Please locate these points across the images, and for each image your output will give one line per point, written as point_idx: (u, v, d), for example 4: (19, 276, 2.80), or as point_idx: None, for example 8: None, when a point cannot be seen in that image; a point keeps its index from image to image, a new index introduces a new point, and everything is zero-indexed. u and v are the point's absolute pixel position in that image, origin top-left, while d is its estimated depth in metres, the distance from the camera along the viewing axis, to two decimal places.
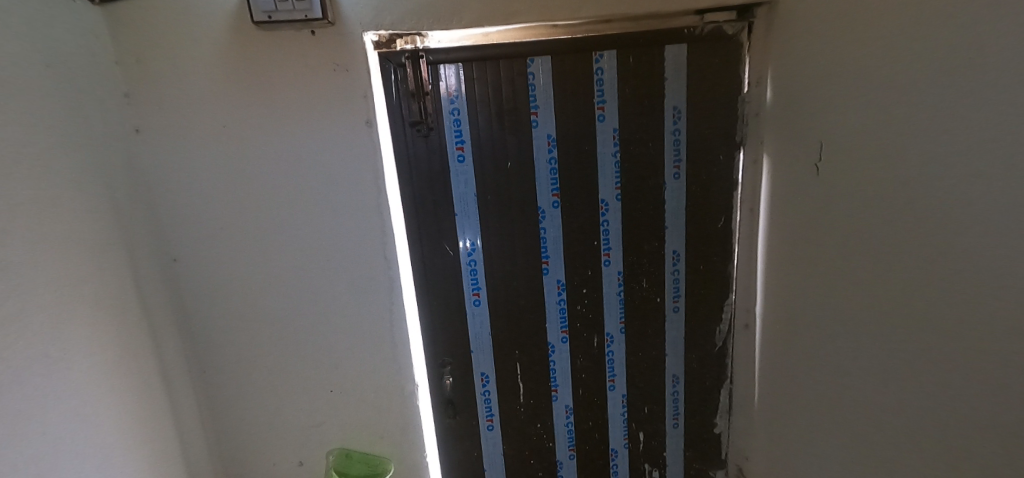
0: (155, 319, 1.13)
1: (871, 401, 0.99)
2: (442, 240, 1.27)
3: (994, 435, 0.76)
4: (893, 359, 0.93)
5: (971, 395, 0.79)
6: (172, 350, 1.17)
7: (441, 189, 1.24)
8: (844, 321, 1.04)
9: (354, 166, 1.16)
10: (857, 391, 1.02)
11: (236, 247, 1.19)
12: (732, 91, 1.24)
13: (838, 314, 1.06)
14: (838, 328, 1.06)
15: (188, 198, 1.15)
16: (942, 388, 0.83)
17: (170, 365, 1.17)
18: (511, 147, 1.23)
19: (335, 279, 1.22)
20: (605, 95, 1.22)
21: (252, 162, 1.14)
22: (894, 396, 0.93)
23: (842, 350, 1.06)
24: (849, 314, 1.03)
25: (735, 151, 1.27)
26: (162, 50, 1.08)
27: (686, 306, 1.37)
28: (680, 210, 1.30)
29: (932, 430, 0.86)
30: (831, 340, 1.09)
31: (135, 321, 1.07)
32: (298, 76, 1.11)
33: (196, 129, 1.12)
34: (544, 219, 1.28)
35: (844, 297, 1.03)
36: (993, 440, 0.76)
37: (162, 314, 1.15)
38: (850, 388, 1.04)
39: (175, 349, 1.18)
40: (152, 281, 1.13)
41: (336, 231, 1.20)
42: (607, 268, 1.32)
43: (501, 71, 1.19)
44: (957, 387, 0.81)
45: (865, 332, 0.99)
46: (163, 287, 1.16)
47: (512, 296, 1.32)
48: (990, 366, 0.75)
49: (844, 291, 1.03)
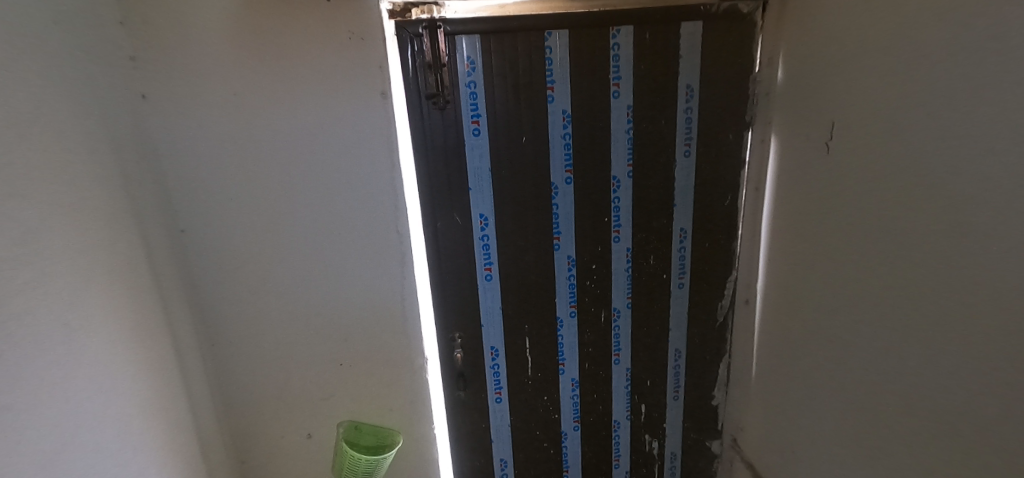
0: (166, 292, 1.11)
1: (867, 371, 1.04)
2: (455, 214, 1.27)
3: (982, 402, 0.81)
4: (891, 332, 0.97)
5: (965, 365, 0.84)
6: (183, 323, 1.16)
7: (456, 163, 1.23)
8: (843, 296, 1.08)
9: (368, 138, 1.15)
10: (853, 362, 1.07)
11: (247, 219, 1.17)
12: (744, 70, 1.25)
13: (838, 290, 1.10)
14: (837, 303, 1.10)
15: (198, 168, 1.12)
16: (939, 358, 0.88)
17: (182, 338, 1.15)
18: (526, 121, 1.23)
19: (348, 253, 1.22)
20: (620, 72, 1.22)
21: (265, 132, 1.12)
22: (889, 368, 0.98)
23: (840, 323, 1.10)
24: (848, 289, 1.07)
25: (744, 130, 1.29)
26: (169, 13, 1.03)
27: (690, 282, 1.41)
28: (689, 188, 1.32)
29: (926, 397, 0.91)
30: (830, 315, 1.13)
31: (147, 293, 1.05)
32: (313, 45, 1.08)
33: (206, 96, 1.08)
34: (557, 195, 1.29)
35: (845, 273, 1.07)
36: (981, 408, 0.81)
37: (173, 286, 1.13)
38: (847, 359, 1.09)
39: (186, 323, 1.16)
40: (162, 254, 1.11)
41: (350, 204, 1.19)
42: (616, 244, 1.34)
43: (518, 44, 1.18)
44: (954, 357, 0.85)
45: (864, 308, 1.03)
46: (174, 260, 1.14)
47: (522, 271, 1.34)
48: (980, 339, 0.80)
49: (844, 267, 1.07)
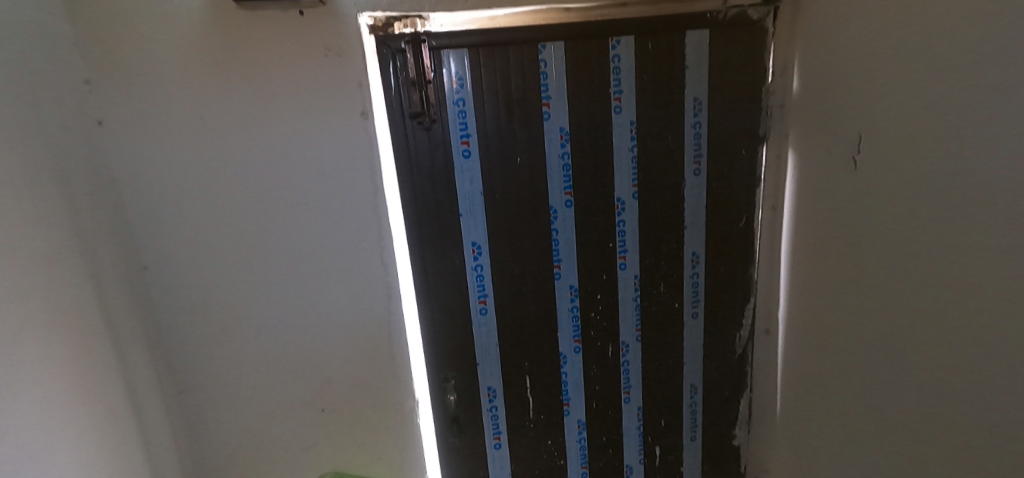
0: (121, 338, 1.00)
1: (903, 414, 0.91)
2: (445, 243, 1.16)
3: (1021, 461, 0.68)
4: (931, 371, 0.84)
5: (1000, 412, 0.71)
6: (142, 371, 1.05)
7: (445, 187, 1.13)
8: (875, 327, 0.96)
9: (348, 163, 1.05)
10: (888, 403, 0.94)
11: (217, 253, 1.06)
12: (756, 81, 1.15)
13: (868, 320, 0.98)
14: (867, 336, 0.98)
15: (161, 197, 1.02)
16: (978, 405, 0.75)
17: (140, 388, 1.04)
18: (521, 140, 1.13)
19: (328, 288, 1.11)
20: (621, 85, 1.12)
21: (233, 158, 1.02)
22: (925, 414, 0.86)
23: (871, 358, 0.98)
24: (879, 319, 0.94)
25: (758, 145, 1.19)
26: (128, 32, 0.95)
27: (705, 311, 1.29)
28: (700, 208, 1.22)
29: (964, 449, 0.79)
30: (860, 349, 1.01)
31: (98, 339, 0.94)
32: (285, 63, 0.99)
33: (170, 120, 0.99)
34: (556, 220, 1.18)
35: (874, 301, 0.96)
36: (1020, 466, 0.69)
37: (130, 330, 1.02)
38: (880, 399, 0.96)
39: (145, 371, 1.05)
40: (118, 294, 1.00)
41: (330, 234, 1.08)
42: (622, 271, 1.23)
43: (510, 57, 1.09)
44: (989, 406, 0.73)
45: (897, 342, 0.91)
46: (132, 302, 1.03)
47: (521, 303, 1.22)
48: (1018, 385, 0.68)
49: (873, 296, 0.95)
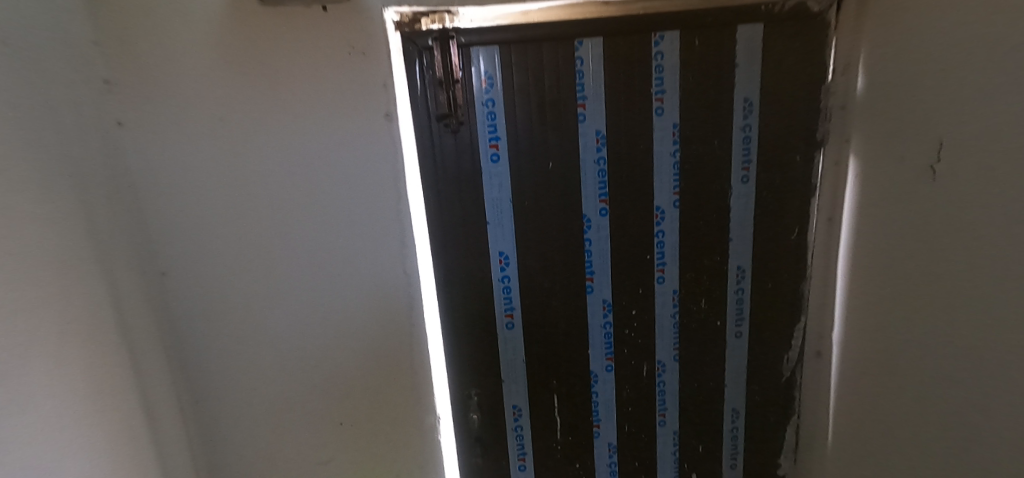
0: (138, 346, 0.97)
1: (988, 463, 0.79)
2: (470, 252, 1.10)
3: None
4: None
5: None
6: (158, 380, 1.01)
7: (471, 193, 1.07)
8: (954, 361, 0.84)
9: (371, 167, 1.00)
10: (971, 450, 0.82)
11: (235, 259, 1.03)
12: (814, 80, 1.04)
13: (947, 353, 0.86)
14: (943, 370, 0.87)
15: (179, 201, 0.99)
16: None
17: (156, 398, 1.01)
18: (553, 144, 1.05)
19: (348, 298, 1.06)
20: (664, 85, 1.03)
21: (252, 161, 0.98)
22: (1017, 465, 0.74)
23: (946, 396, 0.86)
24: (959, 352, 0.83)
25: (815, 151, 1.08)
26: (149, 29, 0.92)
27: (749, 330, 1.19)
28: (747, 219, 1.12)
29: None
30: (931, 383, 0.89)
31: (113, 348, 0.91)
32: (307, 62, 0.95)
33: (190, 120, 0.96)
34: (590, 229, 1.09)
35: (953, 332, 0.84)
36: None
37: (147, 338, 0.99)
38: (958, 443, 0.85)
39: (161, 380, 1.02)
40: (135, 301, 0.97)
41: (351, 242, 1.04)
42: (660, 286, 1.14)
43: (544, 55, 1.01)
44: None
45: (982, 379, 0.79)
46: (149, 308, 1.00)
47: (549, 318, 1.14)
48: None
49: (956, 326, 0.83)
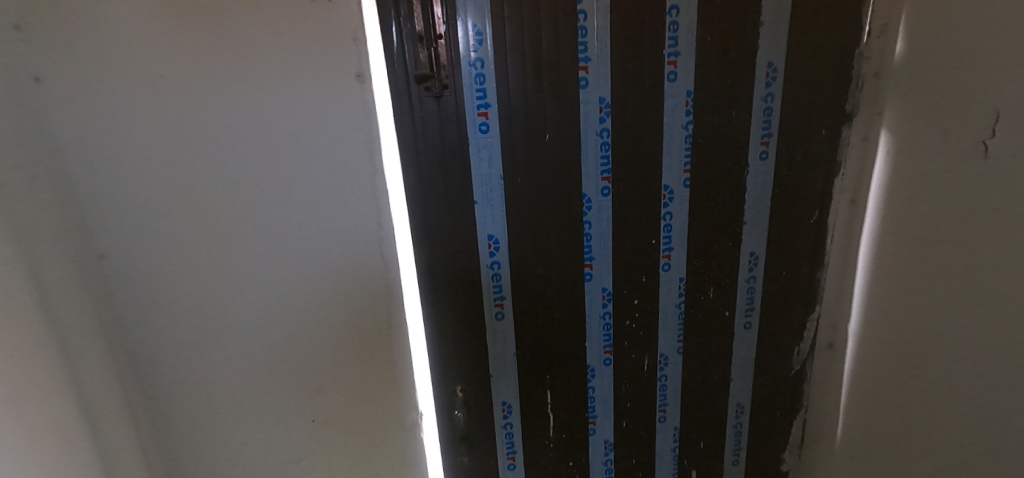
0: (75, 352, 0.80)
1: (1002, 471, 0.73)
2: (455, 234, 0.98)
3: None
4: None
5: None
6: (102, 387, 0.84)
7: (457, 168, 0.94)
8: (982, 362, 0.76)
9: (341, 136, 0.88)
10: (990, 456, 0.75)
11: (183, 243, 0.87)
12: (847, 43, 0.92)
13: (974, 352, 0.77)
14: (970, 370, 0.78)
15: (115, 175, 0.82)
16: None
17: (103, 412, 0.84)
18: (551, 113, 0.92)
19: (318, 286, 0.94)
20: (678, 46, 0.90)
21: (200, 128, 0.83)
22: None
23: (973, 399, 0.78)
24: (988, 352, 0.75)
25: (842, 124, 0.97)
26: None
27: (760, 321, 1.09)
28: (764, 200, 1.01)
29: None
30: (958, 387, 0.81)
31: (44, 355, 0.74)
32: (263, 9, 0.80)
33: (126, 77, 0.79)
34: (590, 211, 0.98)
35: (983, 330, 0.75)
36: None
37: (87, 342, 0.82)
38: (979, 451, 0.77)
39: (107, 385, 0.85)
40: (70, 297, 0.80)
41: (320, 223, 0.91)
42: (665, 274, 1.03)
43: (542, 8, 0.87)
44: None
45: (1018, 393, 0.70)
46: (87, 306, 0.83)
47: (543, 308, 1.03)
48: None
49: (987, 323, 0.75)
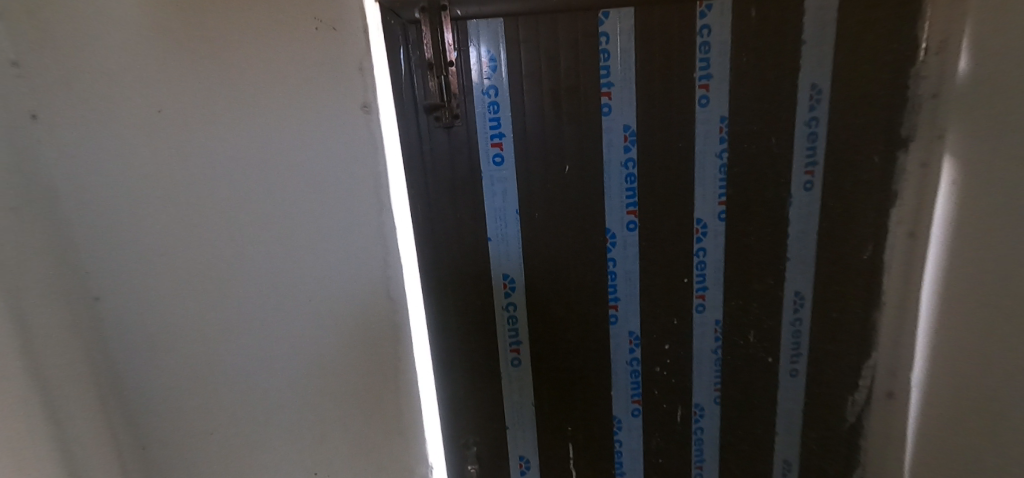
0: (59, 406, 0.74)
1: None
2: (468, 272, 0.91)
3: None
4: None
5: None
6: (89, 436, 0.78)
7: (469, 202, 0.87)
8: None
9: (344, 170, 0.82)
10: None
11: (181, 284, 0.83)
12: (901, 59, 0.82)
13: None
14: None
15: (110, 214, 0.78)
16: None
17: (90, 464, 0.78)
18: (570, 142, 0.85)
19: (321, 330, 0.88)
20: (710, 68, 0.82)
21: (198, 164, 0.79)
22: None
23: None
24: None
25: (898, 149, 0.86)
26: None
27: (807, 368, 0.98)
28: (810, 235, 0.91)
29: None
30: None
31: (22, 409, 0.69)
32: (263, 39, 0.76)
33: (123, 112, 0.76)
34: (614, 247, 0.89)
35: None
36: None
37: (75, 391, 0.77)
38: None
39: (95, 435, 0.79)
40: (58, 345, 0.75)
41: (323, 262, 0.85)
42: (700, 316, 0.93)
43: (560, 31, 0.81)
44: None
45: None
46: (75, 351, 0.78)
47: (564, 353, 0.94)
48: None
49: None
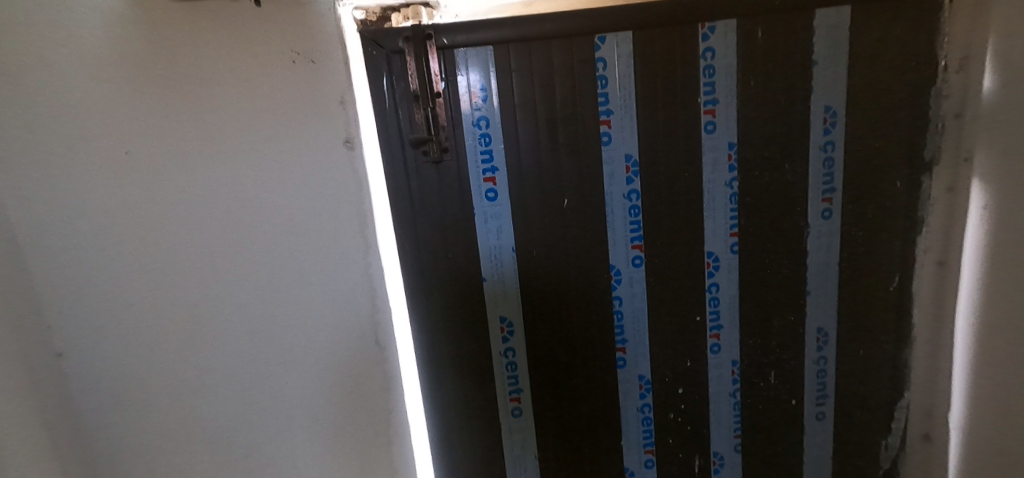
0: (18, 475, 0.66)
1: None
2: (463, 316, 0.84)
3: None
4: None
5: None
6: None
7: (463, 240, 0.81)
8: None
9: (327, 209, 0.77)
10: None
11: (151, 336, 0.76)
12: (920, 79, 0.77)
13: None
14: None
15: (76, 261, 0.73)
16: None
17: None
18: (568, 174, 0.79)
19: (305, 382, 0.81)
20: (715, 92, 0.77)
21: (169, 207, 0.74)
22: None
23: None
24: None
25: (921, 173, 0.80)
26: (22, 27, 0.66)
27: (835, 411, 0.90)
28: (831, 266, 0.84)
29: None
30: None
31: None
32: (239, 74, 0.72)
33: (89, 155, 0.70)
34: (619, 285, 0.83)
35: None
36: None
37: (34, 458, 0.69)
38: None
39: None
40: (18, 411, 0.67)
41: (306, 309, 0.79)
42: (715, 357, 0.86)
43: (554, 58, 0.76)
44: None
45: None
46: (35, 419, 0.69)
47: (569, 400, 0.87)
48: None
49: None
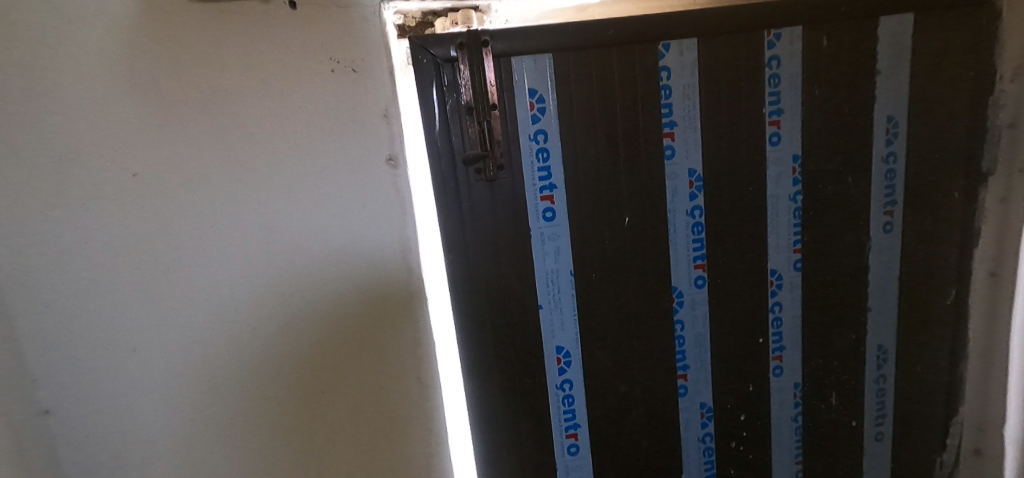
0: None
1: None
2: (512, 348, 0.77)
3: None
4: None
5: None
6: None
7: (515, 265, 0.75)
8: None
9: (367, 236, 0.68)
10: None
11: (160, 389, 0.65)
12: (979, 88, 0.75)
13: None
14: None
15: (73, 304, 0.61)
16: None
17: None
18: (628, 190, 0.74)
19: (339, 431, 0.71)
20: (780, 102, 0.73)
21: (186, 237, 0.63)
22: None
23: None
24: None
25: (976, 184, 0.78)
26: (18, 30, 0.56)
27: (893, 431, 0.87)
28: (891, 282, 0.81)
29: None
30: None
31: None
32: (270, 85, 0.63)
33: (90, 183, 0.60)
34: (681, 309, 0.78)
35: None
36: None
37: None
38: None
39: None
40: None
41: (341, 349, 0.69)
42: (777, 380, 0.82)
43: (615, 65, 0.71)
44: None
45: None
46: None
47: (629, 435, 0.80)
48: None
49: None
